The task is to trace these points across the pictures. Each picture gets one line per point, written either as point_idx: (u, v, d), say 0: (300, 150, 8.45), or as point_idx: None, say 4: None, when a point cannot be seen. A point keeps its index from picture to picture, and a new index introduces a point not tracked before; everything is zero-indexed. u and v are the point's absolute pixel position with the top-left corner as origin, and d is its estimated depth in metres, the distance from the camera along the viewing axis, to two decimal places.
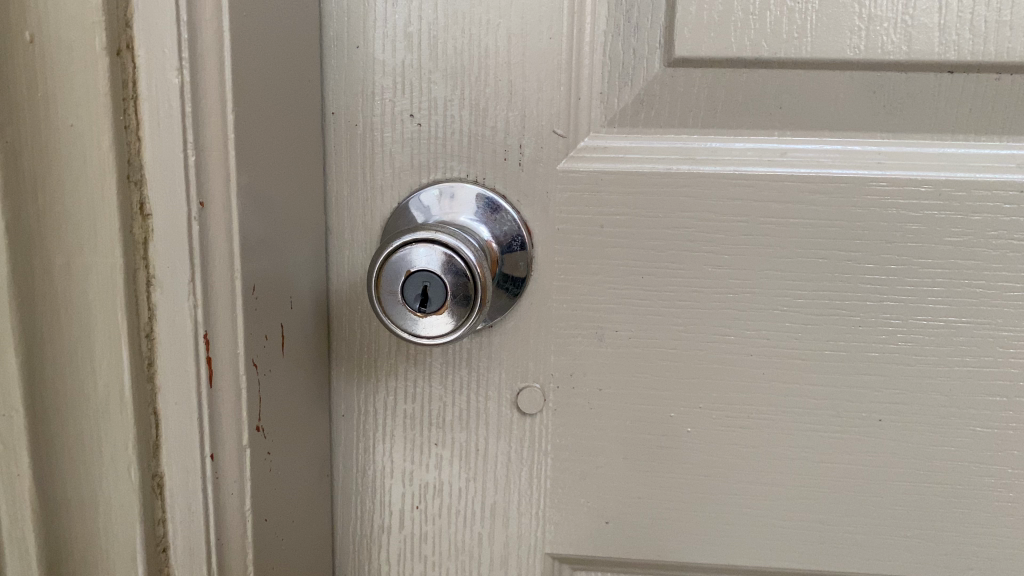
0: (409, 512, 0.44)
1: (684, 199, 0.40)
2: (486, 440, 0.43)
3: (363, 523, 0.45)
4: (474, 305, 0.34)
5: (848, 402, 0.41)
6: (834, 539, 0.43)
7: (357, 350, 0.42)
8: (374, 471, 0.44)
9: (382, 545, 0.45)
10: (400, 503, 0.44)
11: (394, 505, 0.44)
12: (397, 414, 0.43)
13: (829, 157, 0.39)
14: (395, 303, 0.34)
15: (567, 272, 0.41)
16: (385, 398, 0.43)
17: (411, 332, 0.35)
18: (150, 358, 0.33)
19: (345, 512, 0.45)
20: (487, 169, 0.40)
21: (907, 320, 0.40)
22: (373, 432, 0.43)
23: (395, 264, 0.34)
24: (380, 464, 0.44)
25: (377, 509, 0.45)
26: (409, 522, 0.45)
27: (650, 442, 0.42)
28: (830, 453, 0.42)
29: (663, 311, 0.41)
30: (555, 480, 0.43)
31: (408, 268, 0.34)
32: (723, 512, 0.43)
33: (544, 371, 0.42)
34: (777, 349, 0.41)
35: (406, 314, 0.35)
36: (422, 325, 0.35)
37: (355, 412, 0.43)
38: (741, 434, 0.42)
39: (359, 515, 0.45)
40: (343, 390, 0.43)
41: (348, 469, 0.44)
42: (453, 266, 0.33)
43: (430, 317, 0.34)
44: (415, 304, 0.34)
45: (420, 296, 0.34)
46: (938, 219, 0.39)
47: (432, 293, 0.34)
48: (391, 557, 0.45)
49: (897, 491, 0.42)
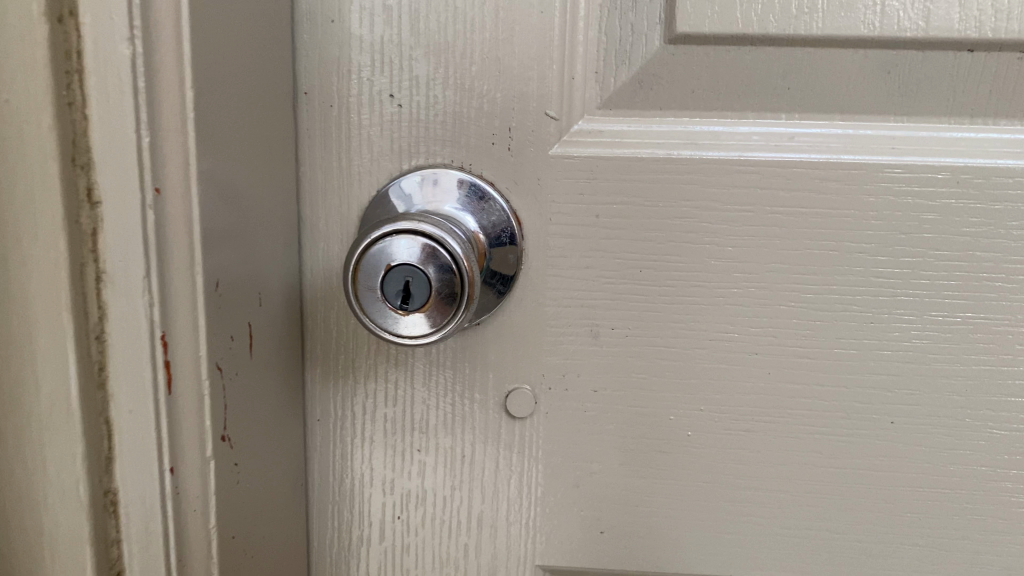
0: (390, 523, 0.41)
1: (686, 187, 0.37)
2: (473, 445, 0.40)
3: (340, 536, 0.42)
4: (461, 301, 0.31)
5: (858, 403, 0.39)
6: (842, 548, 0.41)
7: (335, 349, 0.39)
8: (352, 480, 0.41)
9: (362, 558, 0.42)
10: (380, 513, 0.41)
11: (374, 516, 0.41)
12: (377, 418, 0.40)
13: (839, 142, 0.36)
14: (373, 299, 0.32)
15: (559, 265, 0.38)
16: (364, 401, 0.40)
17: (391, 332, 0.32)
18: (100, 363, 0.30)
19: (321, 524, 0.42)
20: (474, 154, 0.37)
21: (923, 315, 0.37)
22: (351, 437, 0.40)
23: (373, 257, 0.31)
24: (359, 471, 0.41)
25: (356, 519, 0.42)
26: (390, 534, 0.42)
27: (648, 446, 0.40)
28: (839, 458, 0.39)
29: (663, 307, 0.38)
30: (546, 487, 0.41)
31: (388, 261, 0.31)
32: (725, 522, 0.41)
33: (535, 372, 0.39)
34: (783, 346, 0.38)
35: (386, 311, 0.32)
36: (403, 324, 0.32)
37: (332, 416, 0.40)
38: (744, 438, 0.39)
39: (337, 526, 0.42)
40: (319, 393, 0.40)
41: (324, 478, 0.41)
42: (438, 260, 0.31)
43: (413, 316, 0.32)
44: (396, 301, 0.31)
45: (401, 293, 0.31)
46: (955, 208, 0.36)
47: (415, 289, 0.31)
48: (371, 570, 0.42)
49: (909, 498, 0.40)
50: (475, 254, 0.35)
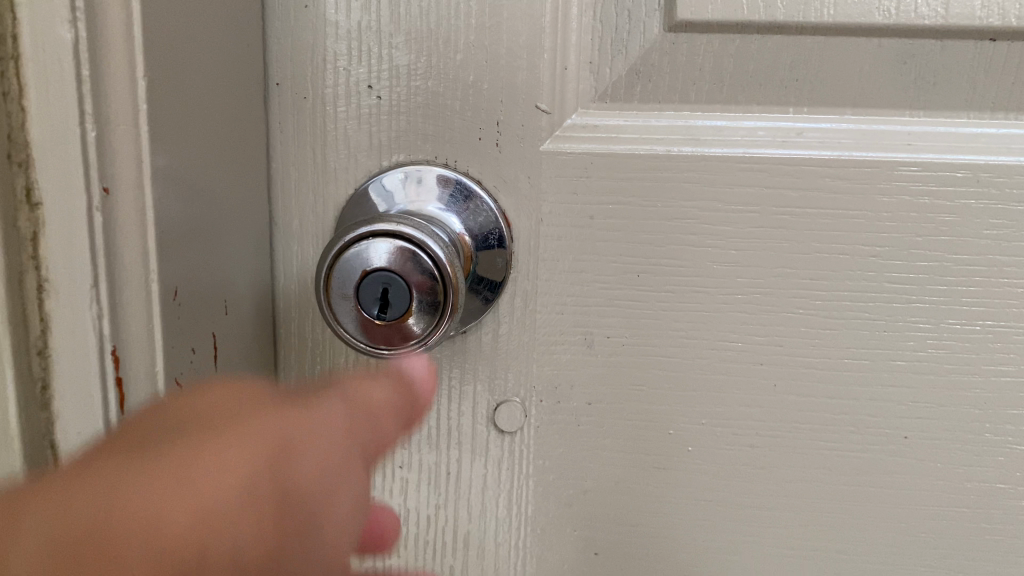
0: None
1: (687, 186, 0.34)
2: (459, 461, 0.38)
3: None
4: (442, 308, 0.29)
5: (869, 417, 0.36)
6: (852, 571, 0.38)
7: (311, 359, 0.37)
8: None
9: None
10: None
11: None
12: None
13: (852, 138, 0.34)
14: (348, 309, 0.29)
15: (551, 269, 0.35)
16: None
17: (368, 344, 0.29)
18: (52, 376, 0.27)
19: None
20: (459, 150, 0.35)
21: (939, 324, 0.35)
22: None
23: (348, 262, 0.28)
24: None
25: None
26: None
27: (646, 463, 0.37)
28: (849, 475, 0.37)
29: (662, 314, 0.36)
30: (537, 506, 0.38)
31: (364, 266, 0.28)
32: (727, 542, 0.38)
33: (525, 384, 0.37)
34: (790, 356, 0.36)
35: (362, 320, 0.29)
36: (382, 336, 0.29)
37: None
38: (748, 454, 0.37)
39: None
40: None
41: None
42: (417, 265, 0.28)
43: (391, 327, 0.29)
44: (373, 310, 0.29)
45: (378, 302, 0.29)
46: (975, 208, 0.34)
47: (393, 297, 0.29)
48: None
49: (923, 517, 0.37)
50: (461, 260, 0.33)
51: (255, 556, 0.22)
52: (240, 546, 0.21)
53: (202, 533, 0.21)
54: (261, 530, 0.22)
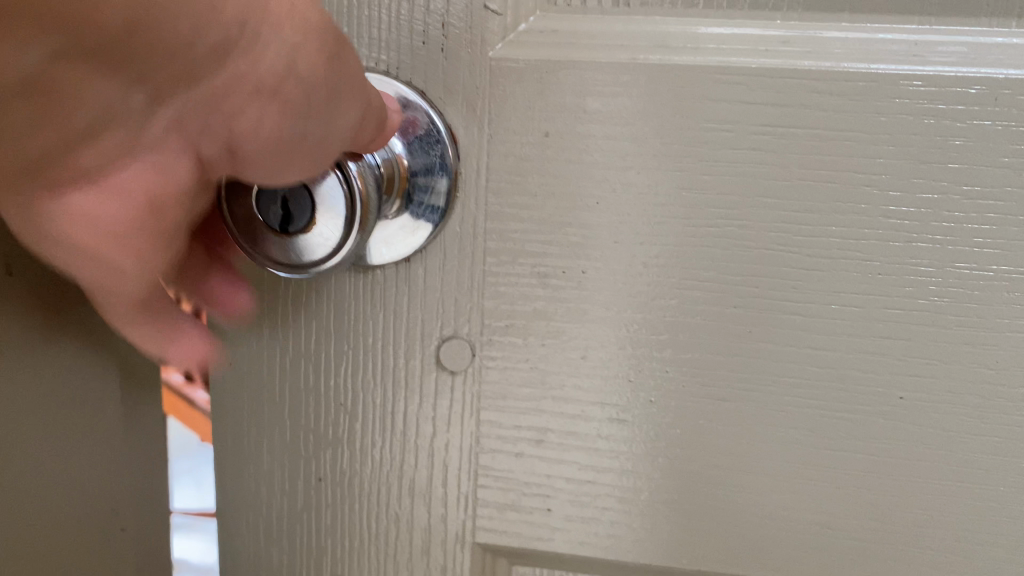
0: (311, 485, 0.36)
1: (654, 99, 0.30)
2: (402, 401, 0.35)
3: (255, 498, 0.37)
4: (349, 244, 0.27)
5: (859, 373, 0.32)
6: (837, 550, 0.34)
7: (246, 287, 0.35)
8: (269, 434, 0.36)
9: (280, 527, 0.37)
10: (300, 474, 0.36)
11: (292, 476, 0.36)
12: (297, 367, 0.35)
13: (848, 48, 0.29)
14: (239, 204, 0.28)
15: (500, 193, 0.32)
16: (282, 348, 0.35)
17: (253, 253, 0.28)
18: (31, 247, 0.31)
19: (237, 483, 0.37)
20: (401, 54, 0.31)
21: (945, 268, 0.30)
22: (267, 385, 0.36)
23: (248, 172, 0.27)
24: (275, 425, 0.36)
25: (272, 481, 0.37)
26: (311, 498, 0.37)
27: (605, 413, 0.34)
28: (834, 439, 0.33)
29: (621, 246, 0.32)
30: (487, 455, 0.35)
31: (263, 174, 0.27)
32: (693, 505, 0.34)
33: (474, 321, 0.33)
34: (768, 300, 0.32)
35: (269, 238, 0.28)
36: (273, 249, 0.28)
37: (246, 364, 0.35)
38: (718, 408, 0.33)
39: (253, 487, 0.37)
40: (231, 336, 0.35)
41: (237, 430, 0.36)
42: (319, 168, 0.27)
43: (285, 244, 0.27)
44: (271, 220, 0.27)
45: (279, 210, 0.27)
46: (991, 131, 0.29)
47: (294, 205, 0.27)
48: (289, 542, 0.37)
49: (922, 491, 0.33)
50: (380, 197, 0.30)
51: (296, 78, 0.24)
52: (288, 46, 0.23)
53: (273, 11, 0.22)
54: (339, 52, 0.25)
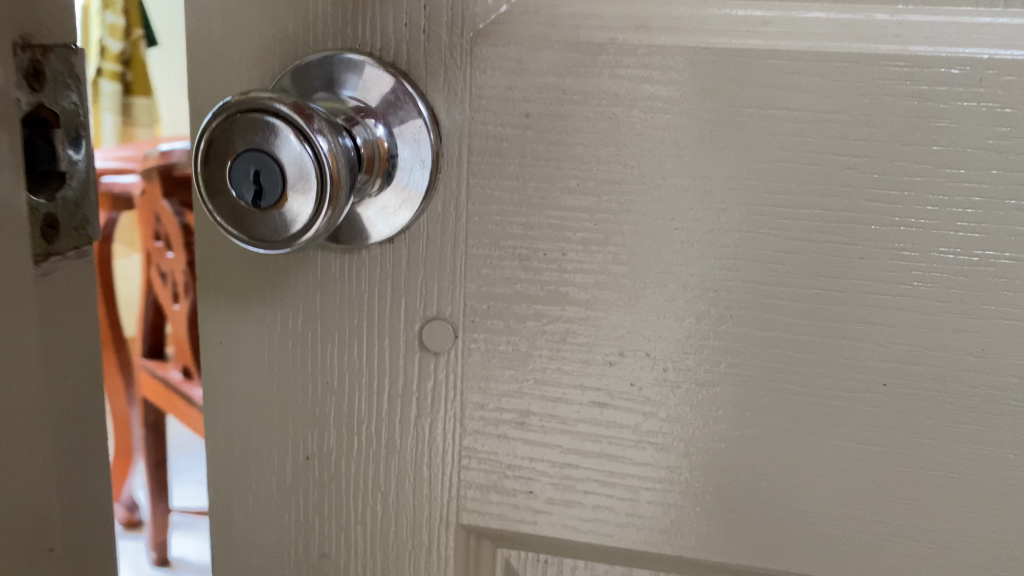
0: (299, 466, 0.37)
1: (634, 80, 0.30)
2: (385, 383, 0.35)
3: (245, 478, 0.37)
4: (317, 223, 0.27)
5: (841, 359, 0.32)
6: (820, 536, 0.34)
7: (233, 268, 0.35)
8: (259, 414, 0.37)
9: (270, 506, 0.38)
10: (288, 454, 0.37)
11: (280, 456, 0.37)
12: (284, 348, 0.35)
13: (830, 28, 0.29)
14: (217, 180, 0.28)
15: (483, 175, 0.32)
16: (269, 328, 0.35)
17: (229, 228, 0.28)
18: (48, 216, 0.26)
19: (227, 462, 0.37)
20: (383, 36, 0.31)
21: (928, 253, 0.30)
22: (256, 366, 0.36)
23: (224, 146, 0.28)
24: (264, 405, 0.36)
25: (262, 460, 0.37)
26: (300, 479, 0.37)
27: (588, 396, 0.34)
28: (816, 425, 0.33)
29: (601, 228, 0.32)
30: (471, 438, 0.35)
31: (236, 149, 0.27)
32: (677, 489, 0.35)
33: (457, 302, 0.34)
34: (749, 284, 0.31)
35: (244, 212, 0.28)
36: (247, 225, 0.28)
37: (236, 344, 0.36)
38: (701, 393, 0.33)
39: (242, 467, 0.37)
40: (221, 316, 0.36)
41: (227, 409, 0.37)
42: (288, 146, 0.27)
43: (257, 221, 0.28)
44: (245, 197, 0.28)
45: (251, 186, 0.28)
46: (975, 113, 0.29)
47: (265, 181, 0.27)
48: (278, 520, 0.38)
49: (904, 477, 0.33)
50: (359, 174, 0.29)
51: None
52: None
53: None
54: None
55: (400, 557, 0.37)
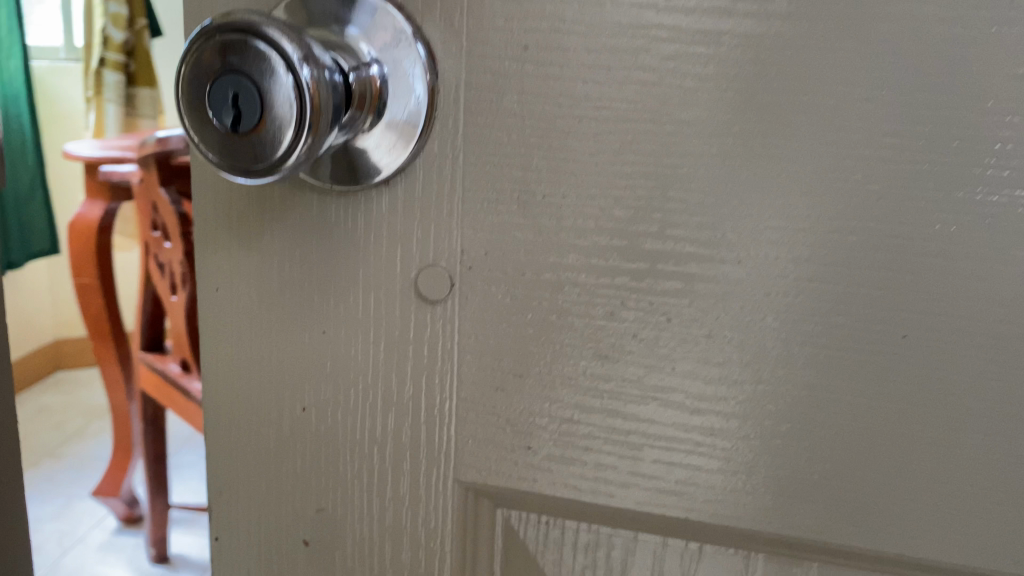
0: (292, 418, 0.36)
1: (639, 9, 0.29)
2: (379, 332, 0.34)
3: (238, 431, 0.37)
4: (297, 150, 0.26)
5: (854, 307, 0.30)
6: (834, 500, 0.32)
7: (229, 213, 0.34)
8: (252, 364, 0.36)
9: (262, 459, 0.37)
10: (281, 405, 0.36)
11: (272, 409, 0.36)
12: (277, 297, 0.35)
13: None
14: (196, 105, 0.27)
15: (480, 113, 0.31)
16: (263, 275, 0.35)
17: (210, 157, 0.27)
18: None
19: (220, 414, 0.37)
20: None
21: (952, 194, 0.28)
22: (248, 316, 0.35)
23: (205, 69, 0.26)
24: (256, 355, 0.36)
25: (254, 413, 0.36)
26: (292, 431, 0.36)
27: (588, 347, 0.32)
28: (829, 378, 0.31)
29: (604, 169, 0.31)
30: (466, 391, 0.34)
31: (218, 72, 0.26)
32: (683, 449, 0.33)
33: (452, 249, 0.32)
34: (760, 227, 0.30)
35: (220, 139, 0.27)
36: (226, 153, 0.27)
37: (228, 292, 0.35)
38: (708, 345, 0.31)
39: (235, 420, 0.37)
40: (213, 263, 0.35)
41: (219, 359, 0.36)
42: (272, 70, 0.25)
43: (236, 147, 0.27)
44: (223, 123, 0.26)
45: (230, 111, 0.26)
46: (1005, 39, 0.27)
47: (244, 106, 0.26)
48: (271, 475, 0.37)
49: (927, 438, 0.31)
50: (344, 111, 0.28)
51: None
52: None
53: None
54: None
55: (398, 515, 0.36)
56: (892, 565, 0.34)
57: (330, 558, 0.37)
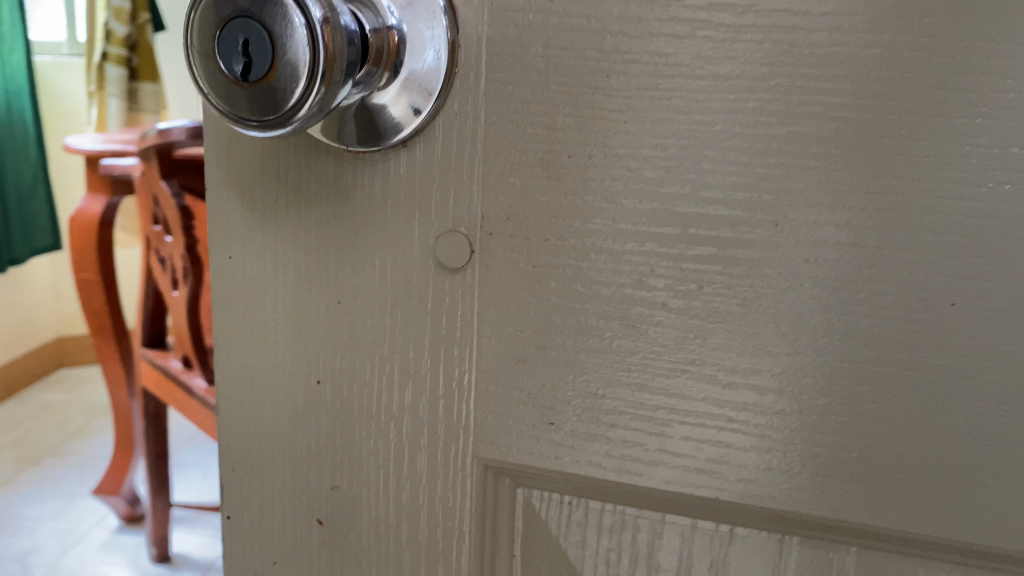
0: (310, 388, 0.35)
1: None
2: (397, 299, 0.33)
3: (258, 398, 0.37)
4: (308, 101, 0.24)
5: (902, 273, 0.28)
6: (874, 480, 0.30)
7: (249, 176, 0.34)
8: (270, 333, 0.35)
9: (281, 427, 0.37)
10: (300, 373, 0.35)
11: (292, 376, 0.36)
12: (295, 263, 0.34)
13: None
14: (203, 52, 0.25)
15: (501, 69, 0.29)
16: (282, 241, 0.34)
17: (218, 107, 0.26)
18: None
19: (241, 382, 0.37)
20: None
21: (1006, 150, 0.26)
22: (267, 282, 0.35)
23: (216, 13, 0.25)
24: (275, 322, 0.35)
25: (274, 381, 0.36)
26: (311, 400, 0.36)
27: (612, 317, 0.31)
28: (871, 349, 0.29)
29: (632, 127, 0.29)
30: (485, 362, 0.32)
31: (229, 16, 0.25)
32: (713, 425, 0.31)
33: (472, 213, 0.31)
34: (798, 188, 0.28)
35: (228, 88, 0.25)
36: (234, 103, 0.25)
37: (247, 258, 0.35)
38: (743, 315, 0.30)
39: (255, 387, 0.36)
40: (234, 228, 0.35)
41: (239, 325, 0.36)
42: (285, 14, 0.24)
43: (245, 97, 0.25)
44: (232, 70, 0.25)
45: (240, 59, 0.25)
46: None
47: (255, 53, 0.24)
48: (290, 444, 0.37)
49: (975, 414, 0.29)
50: (360, 67, 0.27)
51: None
52: None
53: None
54: None
55: (414, 491, 0.35)
56: (940, 555, 0.31)
57: (345, 538, 0.37)
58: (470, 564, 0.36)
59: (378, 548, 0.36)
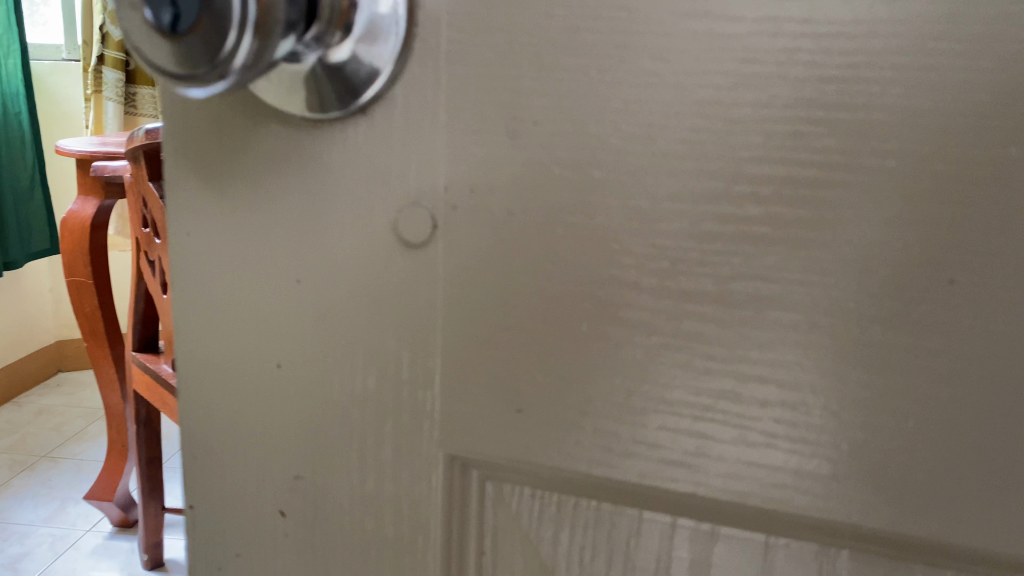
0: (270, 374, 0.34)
1: None
2: (358, 279, 0.31)
3: (216, 386, 0.35)
4: (243, 47, 0.23)
5: (893, 249, 0.26)
6: (865, 475, 0.28)
7: (205, 149, 0.32)
8: (228, 318, 0.34)
9: (241, 417, 0.35)
10: (259, 359, 0.34)
11: (251, 362, 0.34)
12: (253, 241, 0.32)
13: None
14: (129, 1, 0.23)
15: (463, 29, 0.27)
16: (239, 217, 0.32)
17: (148, 59, 0.24)
18: None
19: (199, 369, 0.35)
20: None
21: (1010, 110, 0.24)
22: (224, 262, 0.33)
23: None
24: (233, 304, 0.33)
25: (233, 367, 0.34)
26: (271, 388, 0.34)
27: (584, 298, 0.29)
28: (861, 333, 0.27)
29: (602, 91, 0.27)
30: (450, 345, 0.30)
31: None
32: (691, 415, 0.29)
33: (434, 185, 0.29)
34: (780, 156, 0.26)
35: (158, 41, 0.23)
36: (166, 56, 0.23)
37: (204, 237, 0.33)
38: (720, 295, 0.28)
39: (214, 374, 0.35)
40: (190, 205, 0.33)
41: (196, 309, 0.34)
42: None
43: (176, 50, 0.23)
44: (159, 21, 0.23)
45: (168, 8, 0.23)
46: None
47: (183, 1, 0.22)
48: (250, 435, 0.35)
49: (976, 404, 0.26)
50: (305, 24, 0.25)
51: None
52: None
53: None
54: None
55: (378, 483, 0.33)
56: (937, 556, 0.29)
57: (308, 532, 0.35)
58: (437, 561, 0.34)
59: (342, 543, 0.34)
